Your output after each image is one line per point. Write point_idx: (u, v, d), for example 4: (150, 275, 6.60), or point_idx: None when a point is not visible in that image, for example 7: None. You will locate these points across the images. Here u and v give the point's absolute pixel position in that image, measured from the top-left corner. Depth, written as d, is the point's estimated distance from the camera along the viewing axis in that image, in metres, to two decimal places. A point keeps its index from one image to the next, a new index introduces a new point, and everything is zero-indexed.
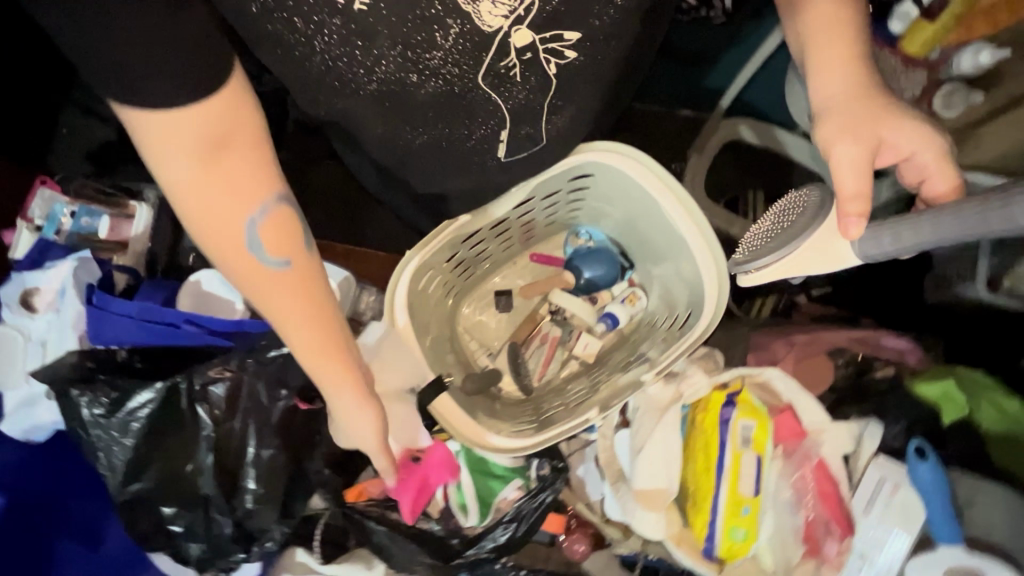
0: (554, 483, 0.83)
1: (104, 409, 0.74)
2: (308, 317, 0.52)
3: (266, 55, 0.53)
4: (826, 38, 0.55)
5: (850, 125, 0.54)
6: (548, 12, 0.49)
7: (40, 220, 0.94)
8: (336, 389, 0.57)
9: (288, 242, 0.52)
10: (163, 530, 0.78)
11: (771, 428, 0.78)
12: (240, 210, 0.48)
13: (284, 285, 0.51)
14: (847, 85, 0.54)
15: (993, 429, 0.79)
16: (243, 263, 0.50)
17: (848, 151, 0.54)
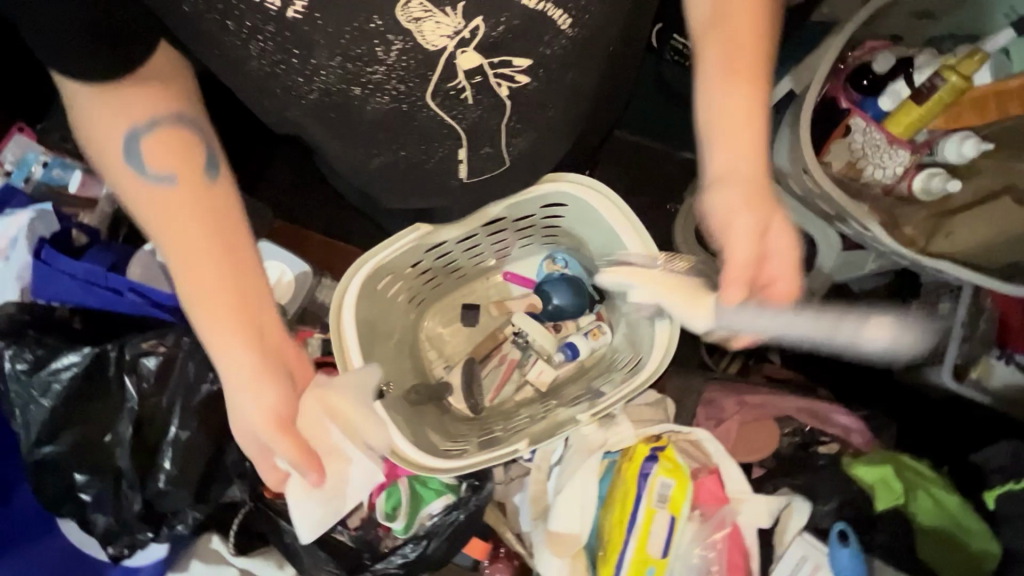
0: (468, 501, 0.82)
1: (27, 365, 0.73)
2: (187, 231, 0.49)
3: (195, 51, 0.51)
4: (732, 90, 0.52)
5: (746, 198, 0.53)
6: (495, 37, 0.49)
7: (11, 165, 0.94)
8: (217, 339, 0.49)
9: (180, 158, 0.51)
10: (71, 497, 0.76)
11: (690, 489, 0.75)
12: (124, 128, 0.50)
13: (167, 197, 0.49)
14: (745, 152, 0.53)
15: (924, 521, 0.79)
16: (128, 183, 0.50)
17: (733, 211, 0.53)
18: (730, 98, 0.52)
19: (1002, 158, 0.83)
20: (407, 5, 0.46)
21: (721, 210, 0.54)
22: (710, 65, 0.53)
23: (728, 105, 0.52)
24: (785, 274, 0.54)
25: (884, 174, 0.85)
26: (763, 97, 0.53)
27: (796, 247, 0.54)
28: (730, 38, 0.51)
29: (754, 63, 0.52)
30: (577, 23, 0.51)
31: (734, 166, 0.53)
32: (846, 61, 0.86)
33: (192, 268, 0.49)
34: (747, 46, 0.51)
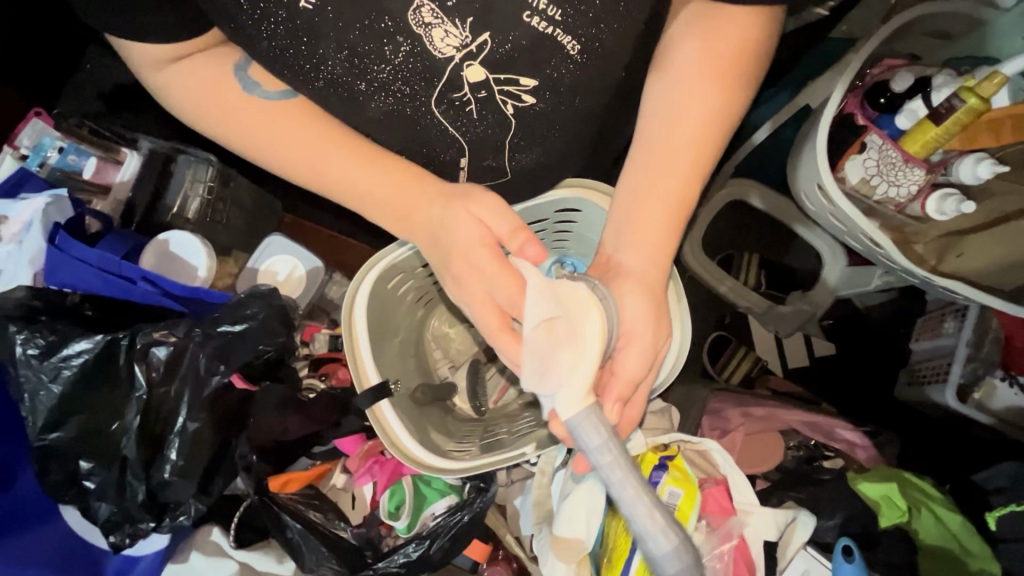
0: (474, 503, 0.81)
1: (38, 351, 0.73)
2: (325, 130, 0.57)
3: (225, 34, 0.54)
4: (662, 186, 0.56)
5: (647, 313, 0.56)
6: (502, 54, 0.50)
7: (27, 149, 0.94)
8: (405, 195, 0.56)
9: (279, 77, 0.58)
10: (76, 484, 0.76)
11: (699, 500, 0.73)
12: (233, 74, 0.57)
13: (291, 109, 0.57)
14: (651, 257, 0.57)
15: (927, 541, 0.79)
16: (255, 112, 0.57)
17: (637, 314, 0.56)
18: (655, 197, 0.56)
19: (1015, 179, 0.83)
20: (419, 9, 0.48)
21: (626, 302, 0.56)
22: (647, 159, 0.56)
23: (650, 204, 0.56)
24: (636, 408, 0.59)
25: (898, 192, 0.85)
26: (687, 207, 0.57)
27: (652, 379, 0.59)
28: (671, 140, 0.55)
29: (686, 172, 0.56)
30: (586, 50, 0.52)
31: (641, 267, 0.57)
32: (864, 79, 0.87)
33: (353, 149, 0.57)
34: (687, 153, 0.55)
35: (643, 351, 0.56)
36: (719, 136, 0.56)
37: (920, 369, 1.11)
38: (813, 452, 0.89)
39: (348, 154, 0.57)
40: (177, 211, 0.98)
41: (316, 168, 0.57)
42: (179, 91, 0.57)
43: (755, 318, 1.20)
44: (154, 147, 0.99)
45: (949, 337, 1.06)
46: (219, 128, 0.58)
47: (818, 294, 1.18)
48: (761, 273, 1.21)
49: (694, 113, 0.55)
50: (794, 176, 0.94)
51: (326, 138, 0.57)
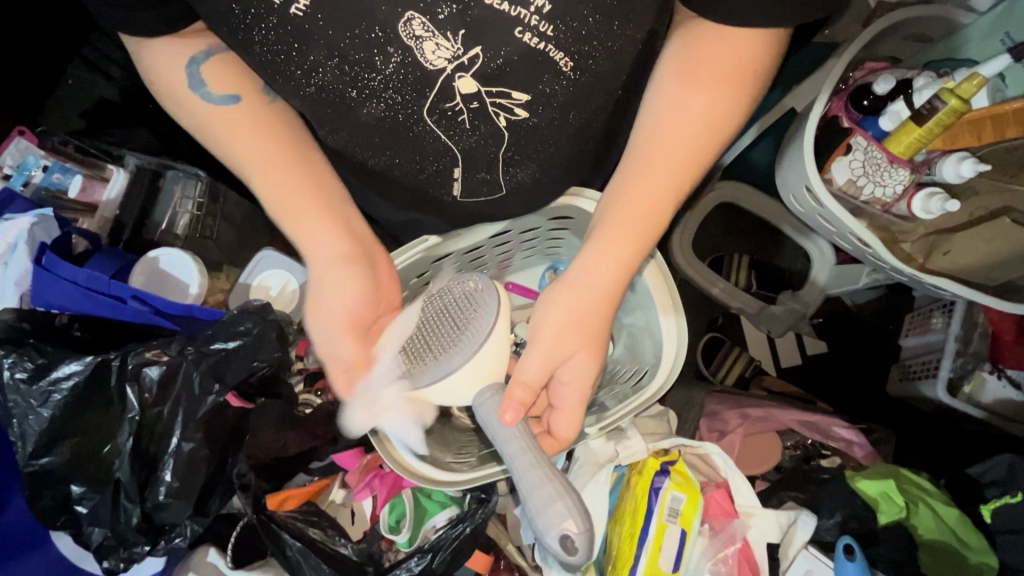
0: (475, 515, 0.80)
1: (26, 374, 0.72)
2: (253, 140, 0.59)
3: (216, 33, 0.53)
4: (637, 197, 0.56)
5: (566, 324, 0.57)
6: (494, 68, 0.50)
7: (11, 168, 0.92)
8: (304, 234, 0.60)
9: (228, 79, 0.59)
10: (68, 509, 0.74)
11: (700, 504, 0.74)
12: (186, 68, 0.58)
13: (228, 115, 0.59)
14: (611, 272, 0.57)
15: (926, 536, 0.80)
16: (202, 113, 0.59)
17: (557, 321, 0.57)
18: (632, 208, 0.56)
19: (997, 178, 0.86)
20: (410, 21, 0.47)
21: (551, 309, 0.58)
22: (638, 159, 0.56)
23: (627, 215, 0.56)
24: (563, 422, 0.59)
25: (884, 192, 0.86)
26: (656, 226, 0.57)
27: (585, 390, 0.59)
28: (656, 152, 0.55)
29: (666, 189, 0.55)
30: (579, 67, 0.51)
31: (592, 278, 0.57)
32: (848, 82, 0.89)
33: (268, 183, 0.59)
34: (669, 169, 0.55)
35: (544, 355, 0.57)
36: (705, 155, 0.55)
37: (911, 365, 1.13)
38: (810, 451, 0.89)
39: (262, 172, 0.59)
40: (165, 227, 0.97)
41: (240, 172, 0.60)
42: (152, 70, 0.59)
43: (747, 317, 1.21)
44: (142, 164, 0.98)
45: (937, 332, 1.07)
46: (189, 121, 0.60)
47: (808, 292, 1.19)
48: (753, 273, 1.22)
49: (683, 131, 0.54)
50: (778, 178, 0.96)
51: (261, 158, 0.59)
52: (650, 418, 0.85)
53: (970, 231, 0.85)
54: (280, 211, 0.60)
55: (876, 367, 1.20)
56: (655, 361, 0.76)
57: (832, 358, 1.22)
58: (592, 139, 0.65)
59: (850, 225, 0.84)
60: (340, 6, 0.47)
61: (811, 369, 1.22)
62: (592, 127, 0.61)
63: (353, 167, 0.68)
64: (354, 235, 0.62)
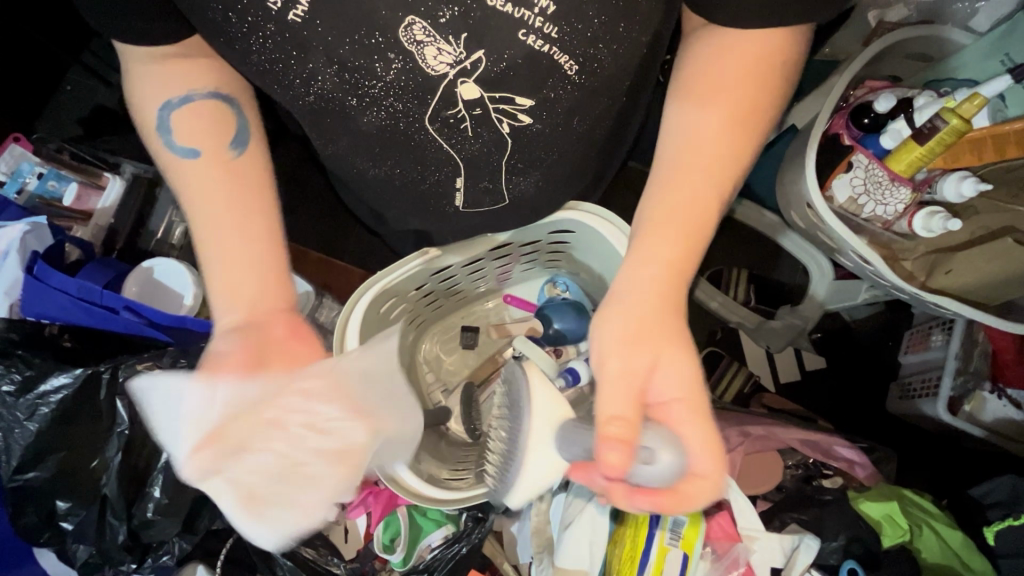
0: (471, 534, 0.80)
1: (13, 388, 0.71)
2: (188, 199, 0.53)
3: (215, 46, 0.52)
4: (675, 202, 0.50)
5: (638, 347, 0.48)
6: (497, 72, 0.49)
7: (3, 175, 0.90)
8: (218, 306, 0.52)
9: (191, 128, 0.55)
10: (53, 525, 0.72)
11: (703, 527, 0.72)
12: (160, 108, 0.55)
13: (182, 166, 0.54)
14: (662, 274, 0.49)
15: (929, 560, 0.79)
16: (162, 160, 0.55)
17: (616, 348, 0.48)
18: (664, 222, 0.50)
19: (998, 198, 0.86)
20: (411, 26, 0.46)
21: (608, 352, 0.49)
22: (668, 175, 0.51)
23: (668, 214, 0.50)
24: (699, 450, 0.45)
25: (885, 210, 0.86)
26: (701, 229, 0.50)
27: (686, 397, 0.47)
28: (689, 163, 0.50)
29: (711, 184, 0.50)
30: (585, 70, 0.51)
31: (641, 294, 0.49)
32: (849, 100, 0.89)
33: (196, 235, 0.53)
34: (702, 182, 0.50)
35: (629, 386, 0.47)
36: (741, 151, 0.51)
37: (911, 382, 1.12)
38: (812, 471, 0.89)
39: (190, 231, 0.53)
40: (161, 237, 0.97)
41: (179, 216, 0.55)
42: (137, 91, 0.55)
43: (746, 332, 1.21)
44: (138, 171, 0.97)
45: (937, 350, 1.07)
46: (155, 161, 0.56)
47: (806, 308, 1.17)
48: (751, 287, 1.22)
49: (701, 157, 0.50)
50: (779, 193, 0.95)
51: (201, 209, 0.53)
52: None
53: (970, 251, 0.85)
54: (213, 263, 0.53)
55: (875, 385, 1.19)
56: None
57: (831, 375, 1.21)
58: (594, 148, 0.64)
59: (851, 242, 0.84)
60: (339, 10, 0.46)
61: (811, 386, 1.21)
62: (596, 133, 0.60)
63: (349, 178, 0.67)
64: (262, 304, 0.52)
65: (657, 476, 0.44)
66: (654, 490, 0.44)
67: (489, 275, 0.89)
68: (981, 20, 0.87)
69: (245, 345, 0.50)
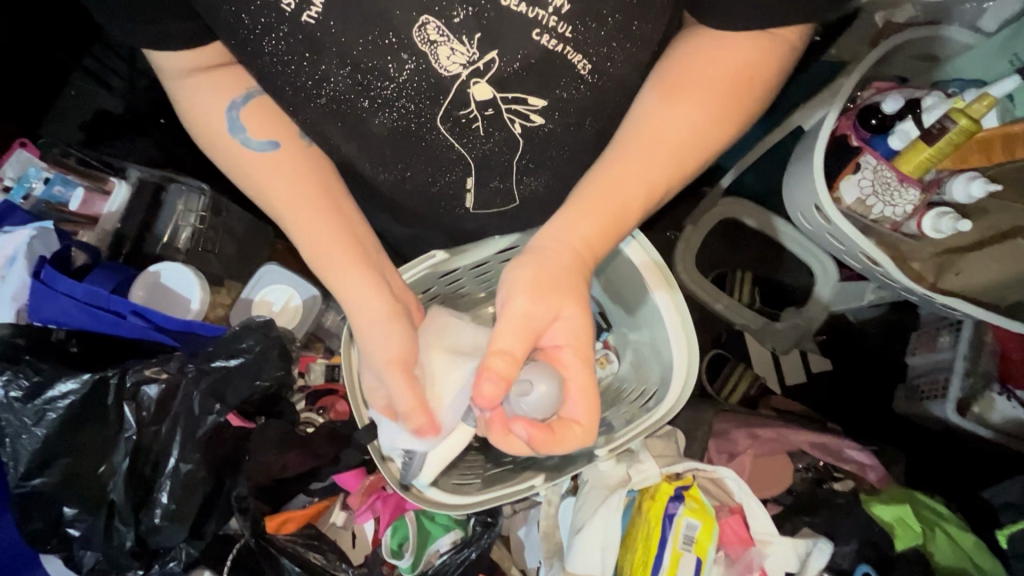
0: (481, 539, 0.80)
1: (21, 394, 0.70)
2: (287, 200, 0.57)
3: (229, 48, 0.52)
4: (614, 184, 0.50)
5: (548, 305, 0.49)
6: (510, 72, 0.49)
7: (11, 180, 0.90)
8: (347, 296, 0.58)
9: (272, 125, 0.58)
10: (59, 532, 0.72)
11: (715, 532, 0.72)
12: (225, 111, 0.56)
13: (264, 163, 0.57)
14: (581, 235, 0.50)
15: (941, 562, 0.77)
16: (240, 157, 0.57)
17: (529, 303, 0.49)
18: (594, 196, 0.50)
19: (1007, 198, 0.86)
20: (424, 26, 0.46)
21: (514, 298, 0.49)
22: (614, 157, 0.50)
23: (597, 191, 0.50)
24: (576, 407, 0.49)
25: (893, 211, 0.86)
26: (628, 214, 0.50)
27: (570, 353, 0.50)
28: (636, 148, 0.49)
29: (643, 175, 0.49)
30: (598, 69, 0.50)
31: (552, 249, 0.50)
32: (856, 101, 0.88)
33: (305, 232, 0.57)
34: (650, 164, 0.49)
35: (528, 324, 0.49)
36: (704, 151, 0.50)
37: (919, 384, 1.12)
38: (822, 473, 0.88)
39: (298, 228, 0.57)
40: (167, 241, 0.97)
41: (270, 209, 0.58)
42: (183, 92, 0.57)
43: (751, 334, 1.20)
44: (144, 176, 0.97)
45: (945, 351, 1.06)
46: (223, 159, 0.58)
47: (811, 309, 1.18)
48: (757, 289, 1.21)
49: (662, 142, 0.49)
50: (787, 194, 0.94)
51: (285, 199, 0.57)
52: (658, 439, 0.82)
53: (979, 252, 0.86)
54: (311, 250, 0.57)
55: (883, 387, 1.19)
56: (666, 380, 0.74)
57: (838, 377, 1.20)
58: None
59: (860, 243, 0.84)
60: (353, 11, 0.45)
61: (818, 388, 1.20)
62: (607, 134, 0.60)
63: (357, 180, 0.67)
64: (391, 290, 0.59)
65: (534, 406, 0.50)
66: (533, 421, 0.49)
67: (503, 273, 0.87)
68: (989, 22, 0.86)
69: (394, 329, 0.58)
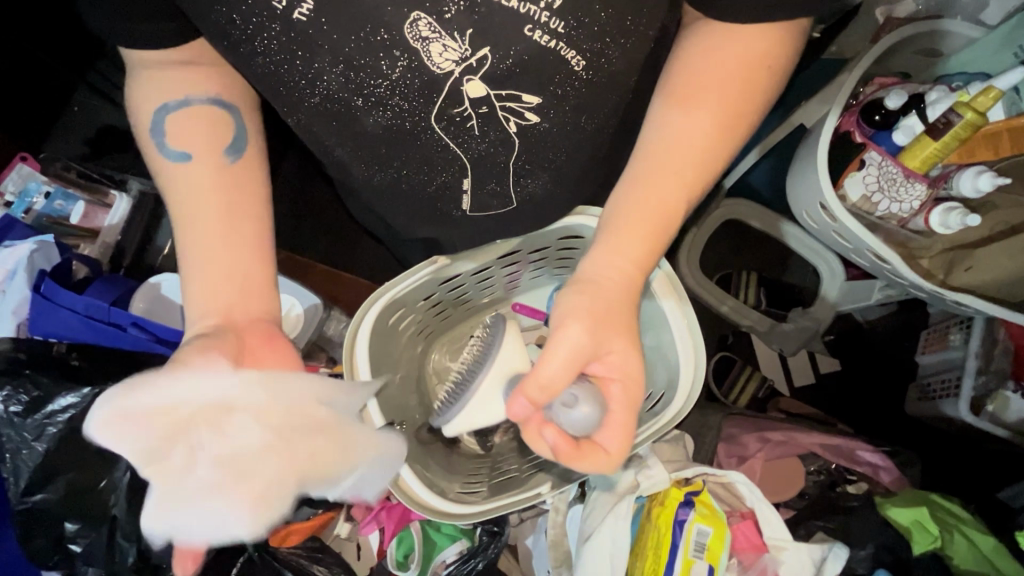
0: (487, 549, 0.79)
1: (21, 408, 0.69)
2: (182, 206, 0.53)
3: (218, 49, 0.52)
4: (642, 201, 0.50)
5: (590, 332, 0.49)
6: (503, 70, 0.49)
7: (12, 195, 0.91)
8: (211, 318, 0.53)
9: (190, 136, 0.55)
10: (61, 548, 0.71)
11: (727, 538, 0.70)
12: (155, 112, 0.55)
13: (172, 172, 0.54)
14: (624, 269, 0.51)
15: (961, 566, 0.75)
16: (154, 162, 0.55)
17: (577, 335, 0.49)
18: (631, 216, 0.51)
19: (1015, 192, 0.84)
20: (416, 22, 0.46)
21: (567, 327, 0.49)
22: (638, 173, 0.51)
23: (633, 211, 0.51)
24: (612, 434, 0.48)
25: (900, 208, 0.85)
26: (667, 230, 0.51)
27: (615, 384, 0.49)
28: (658, 164, 0.50)
29: (677, 190, 0.50)
30: (592, 66, 0.50)
31: (603, 278, 0.51)
32: (858, 98, 0.88)
33: (188, 239, 0.53)
34: (677, 178, 0.50)
35: (576, 353, 0.48)
36: (723, 152, 0.50)
37: (929, 383, 1.10)
38: (835, 476, 0.87)
39: (183, 224, 0.53)
40: (167, 252, 0.97)
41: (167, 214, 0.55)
42: (136, 91, 0.56)
43: (758, 336, 1.19)
44: (144, 189, 0.96)
45: (956, 349, 1.04)
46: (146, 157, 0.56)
47: (818, 309, 1.16)
48: (763, 290, 1.19)
49: (679, 157, 0.50)
50: (789, 191, 0.94)
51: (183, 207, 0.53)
52: (666, 443, 0.80)
53: (991, 246, 0.84)
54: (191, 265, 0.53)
55: (894, 386, 1.17)
56: (671, 385, 0.72)
57: (848, 378, 1.19)
58: (602, 150, 0.63)
59: (868, 240, 0.82)
60: (344, 8, 0.45)
61: (829, 390, 1.18)
62: (604, 134, 0.59)
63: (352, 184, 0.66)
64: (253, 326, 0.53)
65: (574, 423, 0.48)
66: (564, 433, 0.48)
67: (505, 278, 0.86)
68: (992, 14, 0.87)
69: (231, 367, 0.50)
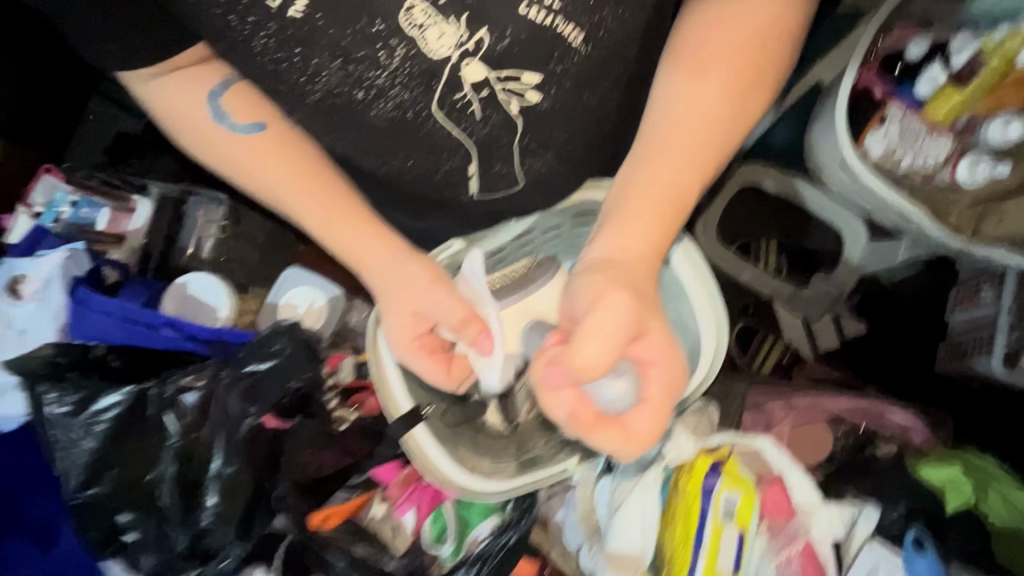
0: (520, 523, 0.80)
1: (68, 409, 0.73)
2: (280, 172, 0.59)
3: (223, 53, 0.54)
4: (655, 179, 0.49)
5: (630, 307, 0.46)
6: (501, 49, 0.48)
7: (41, 207, 0.96)
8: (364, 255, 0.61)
9: (253, 108, 0.59)
10: (116, 538, 0.75)
11: (757, 502, 0.72)
12: (207, 99, 0.58)
13: (258, 144, 0.59)
14: (641, 250, 0.49)
15: (998, 524, 0.75)
16: (225, 142, 0.59)
17: (617, 309, 0.46)
18: (643, 195, 0.49)
19: None
20: (411, 9, 0.46)
21: (608, 300, 0.46)
22: (652, 151, 0.50)
23: (642, 191, 0.50)
24: (647, 418, 0.46)
25: (926, 161, 0.83)
26: (679, 209, 0.50)
27: (663, 369, 0.46)
28: (673, 143, 0.49)
29: (692, 167, 0.49)
30: (591, 39, 0.49)
31: (619, 259, 0.49)
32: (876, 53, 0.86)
33: (311, 201, 0.60)
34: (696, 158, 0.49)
35: (619, 327, 0.45)
36: (741, 126, 0.49)
37: (960, 342, 1.06)
38: (863, 439, 0.86)
39: (281, 178, 0.59)
40: (191, 251, 0.98)
41: (264, 191, 0.60)
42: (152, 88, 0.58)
43: (782, 303, 1.17)
44: (164, 191, 1.00)
45: (988, 305, 1.01)
46: (202, 147, 0.59)
47: (841, 273, 1.14)
48: (785, 256, 1.18)
49: (693, 135, 0.49)
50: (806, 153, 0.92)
51: (296, 193, 0.59)
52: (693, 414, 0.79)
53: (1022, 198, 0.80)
54: (325, 231, 0.61)
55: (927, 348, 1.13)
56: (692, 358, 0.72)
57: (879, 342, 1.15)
58: (610, 124, 0.62)
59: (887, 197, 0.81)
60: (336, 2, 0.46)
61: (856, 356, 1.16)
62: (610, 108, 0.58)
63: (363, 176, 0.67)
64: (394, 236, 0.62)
65: (612, 400, 0.47)
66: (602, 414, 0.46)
67: None
68: None
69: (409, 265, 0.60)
